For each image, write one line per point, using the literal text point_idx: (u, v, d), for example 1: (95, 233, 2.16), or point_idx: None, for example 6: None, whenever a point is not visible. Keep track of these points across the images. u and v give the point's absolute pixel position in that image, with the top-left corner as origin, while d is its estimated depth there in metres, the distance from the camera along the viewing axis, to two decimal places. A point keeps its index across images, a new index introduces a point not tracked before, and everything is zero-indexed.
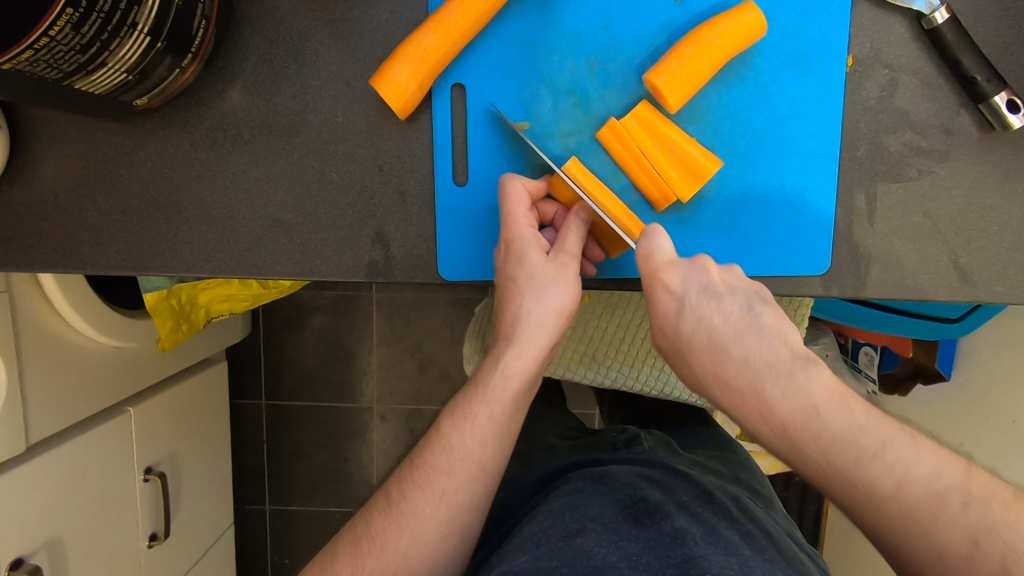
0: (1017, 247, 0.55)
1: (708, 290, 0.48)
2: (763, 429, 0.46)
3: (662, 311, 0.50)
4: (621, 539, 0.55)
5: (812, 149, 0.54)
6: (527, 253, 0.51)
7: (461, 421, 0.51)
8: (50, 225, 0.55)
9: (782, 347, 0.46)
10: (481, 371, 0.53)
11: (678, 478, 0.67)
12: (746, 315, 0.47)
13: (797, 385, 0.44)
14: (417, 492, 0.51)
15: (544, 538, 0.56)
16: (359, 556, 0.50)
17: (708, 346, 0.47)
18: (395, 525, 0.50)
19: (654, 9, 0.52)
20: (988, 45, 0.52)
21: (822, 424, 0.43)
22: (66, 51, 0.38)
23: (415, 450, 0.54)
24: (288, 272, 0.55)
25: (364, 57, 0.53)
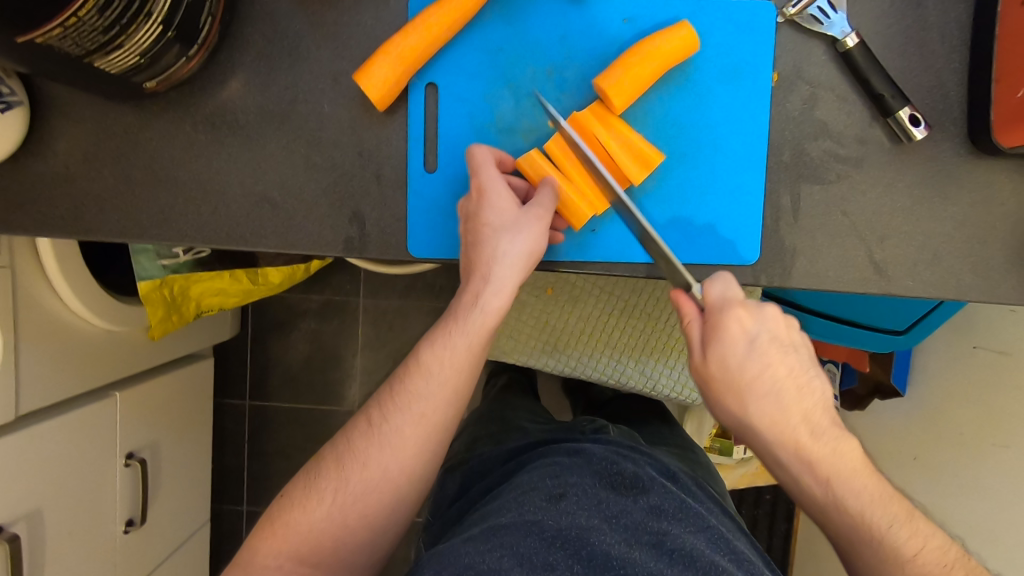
0: (926, 247, 0.62)
1: (777, 340, 0.55)
2: (789, 463, 0.55)
3: (729, 341, 0.54)
4: (601, 503, 0.62)
5: (743, 153, 0.61)
6: (497, 203, 0.57)
7: (442, 349, 0.58)
8: (58, 194, 0.61)
9: (824, 405, 0.55)
10: (459, 306, 0.58)
11: (643, 454, 0.75)
12: (804, 372, 0.55)
13: (840, 446, 0.55)
14: (396, 414, 0.58)
15: (529, 498, 0.63)
16: (341, 469, 0.58)
17: (770, 389, 0.54)
18: (376, 444, 0.58)
19: (605, 25, 0.60)
20: (895, 68, 0.60)
21: (843, 469, 0.54)
22: (90, 30, 0.45)
23: (394, 374, 0.61)
24: (272, 245, 0.62)
25: (350, 56, 0.61)
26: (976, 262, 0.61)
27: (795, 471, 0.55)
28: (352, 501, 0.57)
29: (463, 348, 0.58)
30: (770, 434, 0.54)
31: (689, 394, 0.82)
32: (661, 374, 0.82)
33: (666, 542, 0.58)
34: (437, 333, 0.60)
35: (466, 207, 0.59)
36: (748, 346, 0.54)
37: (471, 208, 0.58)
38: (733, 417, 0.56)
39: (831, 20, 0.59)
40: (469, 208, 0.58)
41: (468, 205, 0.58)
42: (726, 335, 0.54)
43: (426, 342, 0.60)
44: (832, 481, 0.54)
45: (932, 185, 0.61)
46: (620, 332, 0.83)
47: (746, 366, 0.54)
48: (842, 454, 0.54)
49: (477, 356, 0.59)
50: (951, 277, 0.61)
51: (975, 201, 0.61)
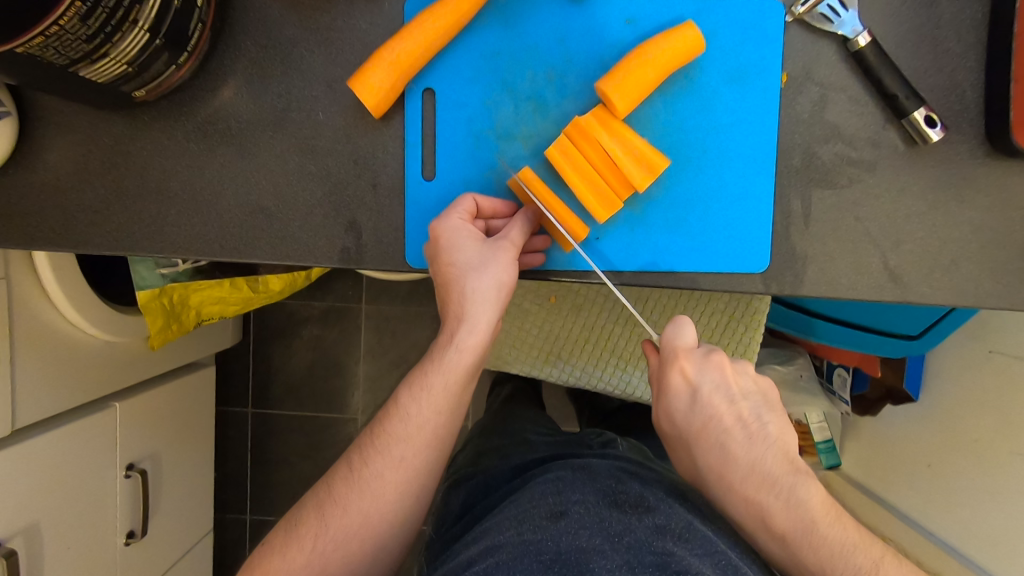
0: (942, 252, 0.59)
1: (723, 389, 0.55)
2: (741, 514, 0.56)
3: (673, 394, 0.56)
4: (603, 521, 0.60)
5: (751, 158, 0.59)
6: (460, 246, 0.56)
7: (420, 392, 0.59)
8: (49, 206, 0.60)
9: (779, 454, 0.55)
10: (437, 348, 0.59)
11: (650, 471, 0.72)
12: (755, 420, 0.56)
13: (795, 499, 0.54)
14: (377, 458, 0.59)
15: (528, 517, 0.61)
16: (322, 514, 0.58)
17: (716, 440, 0.55)
18: (357, 489, 0.58)
19: (607, 27, 0.58)
20: (908, 67, 0.58)
21: (803, 522, 0.54)
22: (74, 39, 0.43)
23: (376, 419, 0.62)
24: (267, 256, 0.60)
25: (344, 62, 0.59)
26: (995, 268, 0.59)
27: (749, 523, 0.56)
28: (333, 546, 0.57)
29: (439, 387, 0.58)
30: (720, 485, 0.56)
31: None
32: None
33: (670, 563, 0.54)
34: (413, 377, 0.60)
35: (431, 253, 0.57)
36: (691, 397, 0.55)
37: (434, 253, 0.57)
38: (690, 467, 0.58)
39: (842, 19, 0.57)
40: (434, 253, 0.57)
41: (433, 249, 0.56)
42: (670, 392, 0.56)
43: (405, 384, 0.61)
44: (789, 537, 0.54)
45: (949, 188, 0.59)
46: (625, 341, 0.81)
47: (690, 419, 0.55)
48: (799, 506, 0.54)
49: (457, 396, 0.59)
50: (970, 283, 0.59)
51: (994, 205, 0.59)
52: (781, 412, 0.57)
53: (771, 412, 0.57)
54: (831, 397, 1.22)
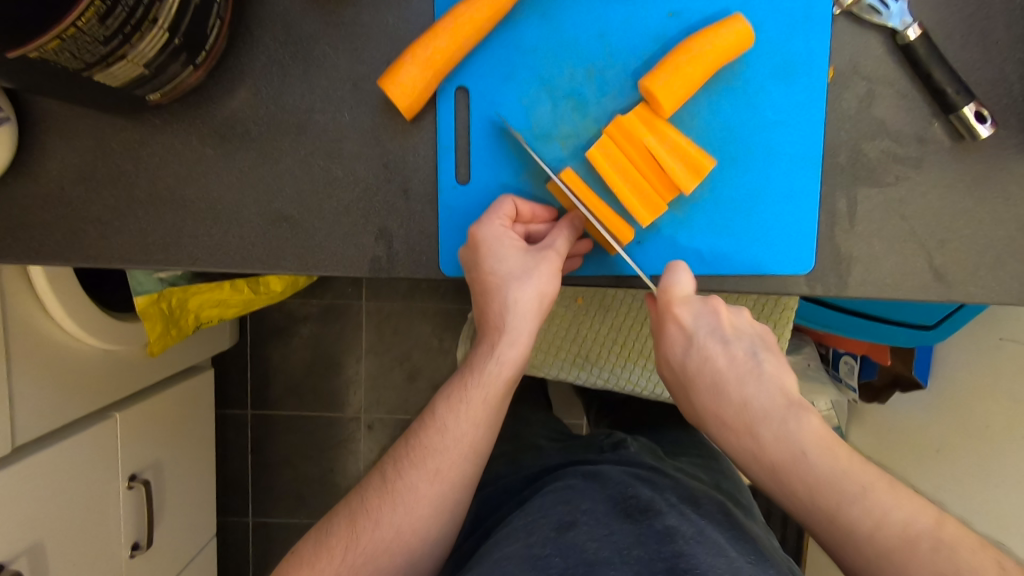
0: (987, 250, 0.58)
1: (717, 334, 0.52)
2: (735, 451, 0.51)
3: (670, 342, 0.54)
4: (612, 534, 0.57)
5: (797, 155, 0.57)
6: (501, 256, 0.53)
7: (457, 404, 0.56)
8: (53, 218, 0.56)
9: (778, 393, 0.50)
10: (474, 358, 0.57)
11: (665, 478, 0.71)
12: (751, 361, 0.52)
13: (787, 430, 0.49)
14: (411, 470, 0.55)
15: (537, 528, 0.59)
16: (354, 526, 0.54)
17: (709, 381, 0.52)
18: (390, 502, 0.55)
19: (650, 20, 0.55)
20: (957, 60, 0.56)
21: (795, 454, 0.48)
22: (91, 41, 0.39)
23: (409, 428, 0.59)
24: (292, 267, 0.57)
25: (371, 59, 0.55)
26: None
27: (744, 460, 0.51)
28: (363, 561, 0.53)
29: (474, 397, 0.55)
30: (717, 426, 0.52)
31: None
32: None
33: (680, 564, 0.53)
34: (449, 388, 0.58)
35: (468, 259, 0.54)
36: (686, 345, 0.53)
37: (472, 261, 0.54)
38: (694, 414, 0.55)
39: (891, 10, 0.54)
40: (471, 260, 0.54)
41: (471, 256, 0.54)
42: (666, 338, 0.54)
43: (441, 391, 0.59)
44: (780, 471, 0.49)
45: (994, 184, 0.58)
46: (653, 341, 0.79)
47: (686, 364, 0.53)
48: (790, 437, 0.49)
49: (497, 406, 0.56)
50: (1014, 281, 0.58)
51: None
52: (779, 354, 0.53)
53: (769, 354, 0.53)
54: (838, 385, 1.22)
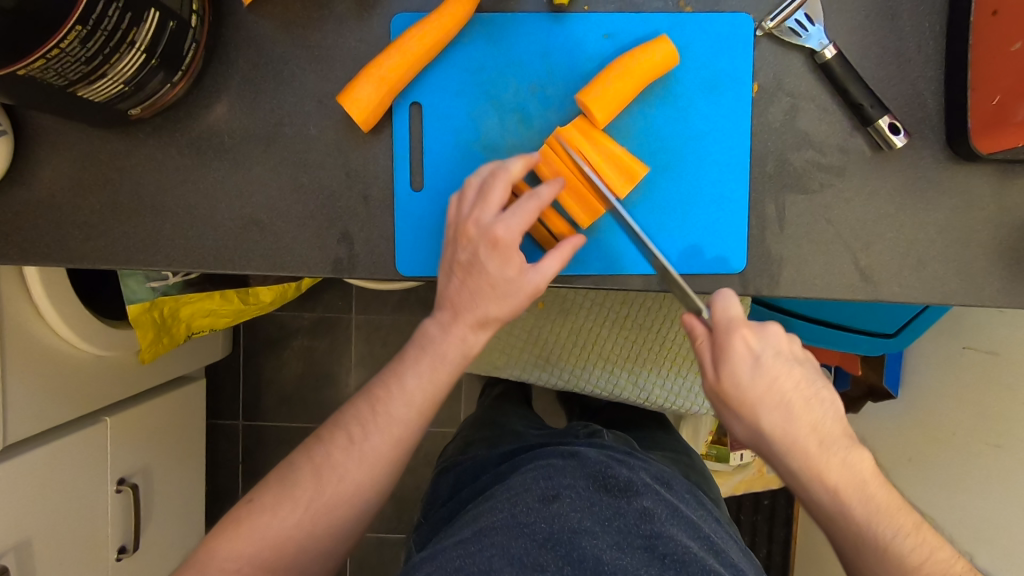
0: (910, 252, 0.62)
1: (782, 356, 0.53)
2: (801, 473, 0.53)
3: (735, 362, 0.52)
4: (594, 506, 0.62)
5: (726, 164, 0.62)
6: (506, 264, 0.56)
7: (421, 374, 0.60)
8: (44, 222, 0.61)
9: (838, 419, 0.54)
10: (437, 331, 0.59)
11: (637, 459, 0.75)
12: (812, 384, 0.53)
13: (850, 458, 0.53)
14: (374, 434, 0.60)
15: (521, 498, 0.62)
16: (317, 477, 0.59)
17: (780, 405, 0.52)
18: (353, 458, 0.59)
19: (587, 41, 0.61)
20: (872, 78, 0.61)
21: (856, 480, 0.53)
22: (73, 61, 0.45)
23: (368, 385, 0.62)
24: (262, 267, 0.62)
25: (335, 78, 0.61)
26: (959, 267, 0.62)
27: (806, 481, 0.54)
28: (324, 509, 0.58)
29: (438, 367, 0.59)
30: (782, 448, 0.53)
31: (688, 405, 0.82)
32: (654, 385, 0.82)
33: (658, 546, 0.58)
34: (413, 355, 0.60)
35: (474, 242, 0.56)
36: (754, 365, 0.52)
37: (478, 252, 0.55)
38: (748, 433, 0.55)
39: (809, 32, 0.60)
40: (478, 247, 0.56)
41: (478, 244, 0.55)
42: (732, 357, 0.53)
43: (406, 351, 0.61)
44: (843, 493, 0.53)
45: (914, 191, 0.62)
46: (611, 343, 0.83)
47: (754, 386, 0.52)
48: (854, 465, 0.53)
49: (453, 379, 0.61)
50: (937, 282, 0.62)
51: (957, 206, 0.62)
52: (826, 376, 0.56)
53: (821, 376, 0.55)
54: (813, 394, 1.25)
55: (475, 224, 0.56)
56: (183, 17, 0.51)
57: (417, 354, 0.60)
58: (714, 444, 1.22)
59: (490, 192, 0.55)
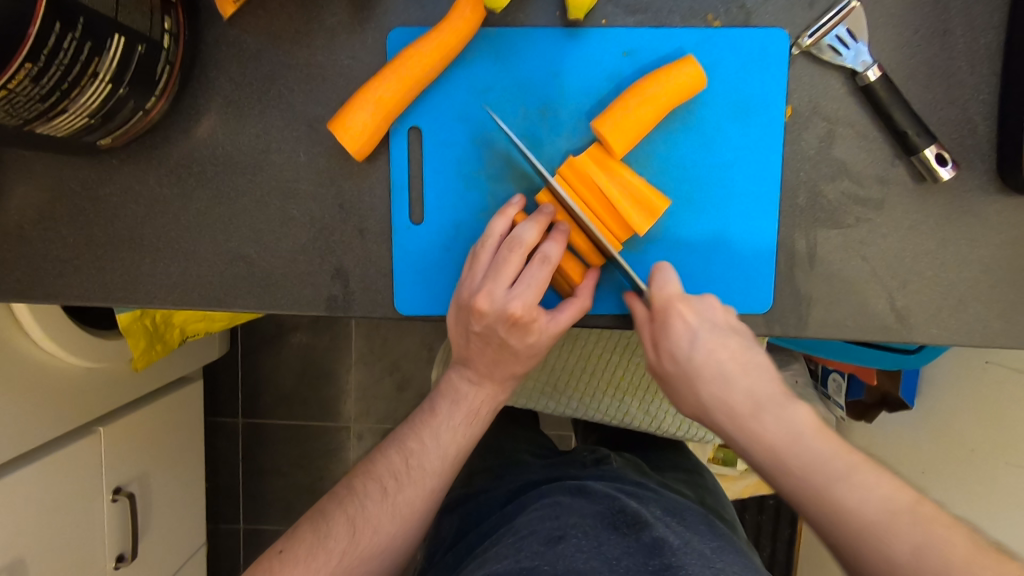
0: (951, 291, 0.57)
1: (716, 327, 0.52)
2: (740, 444, 0.49)
3: (669, 337, 0.52)
4: (602, 545, 0.55)
5: (754, 193, 0.57)
6: (528, 333, 0.53)
7: (452, 421, 0.58)
8: (14, 256, 0.56)
9: (777, 383, 0.50)
10: (459, 377, 0.58)
11: (649, 490, 0.68)
12: (749, 351, 0.51)
13: (786, 418, 0.48)
14: (408, 486, 0.56)
15: (526, 544, 0.56)
16: (353, 531, 0.54)
17: (714, 374, 0.51)
18: (385, 507, 0.56)
19: (604, 59, 0.55)
20: (919, 101, 0.56)
21: (811, 453, 0.47)
22: (26, 101, 0.40)
23: (397, 433, 0.60)
24: (249, 305, 0.57)
25: (326, 99, 0.55)
26: (1003, 307, 0.57)
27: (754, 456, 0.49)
28: (360, 563, 0.54)
29: (472, 423, 0.58)
30: (721, 419, 0.50)
31: (699, 433, 0.79)
32: (665, 414, 0.78)
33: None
34: (445, 408, 0.58)
35: (491, 319, 0.52)
36: (685, 339, 0.51)
37: (497, 326, 0.52)
38: (694, 410, 0.53)
39: (850, 51, 0.54)
40: (495, 323, 0.52)
41: (496, 322, 0.52)
42: (672, 332, 0.52)
43: (437, 403, 0.59)
44: (782, 461, 0.47)
45: (959, 224, 0.57)
46: (622, 370, 0.79)
47: (691, 358, 0.51)
48: (797, 431, 0.47)
49: (484, 430, 0.60)
50: (978, 322, 0.57)
51: (1004, 242, 0.56)
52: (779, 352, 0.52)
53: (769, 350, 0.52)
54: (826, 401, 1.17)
55: (489, 299, 0.51)
56: (154, 40, 0.46)
57: (448, 407, 0.58)
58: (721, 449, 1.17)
59: (499, 265, 0.52)
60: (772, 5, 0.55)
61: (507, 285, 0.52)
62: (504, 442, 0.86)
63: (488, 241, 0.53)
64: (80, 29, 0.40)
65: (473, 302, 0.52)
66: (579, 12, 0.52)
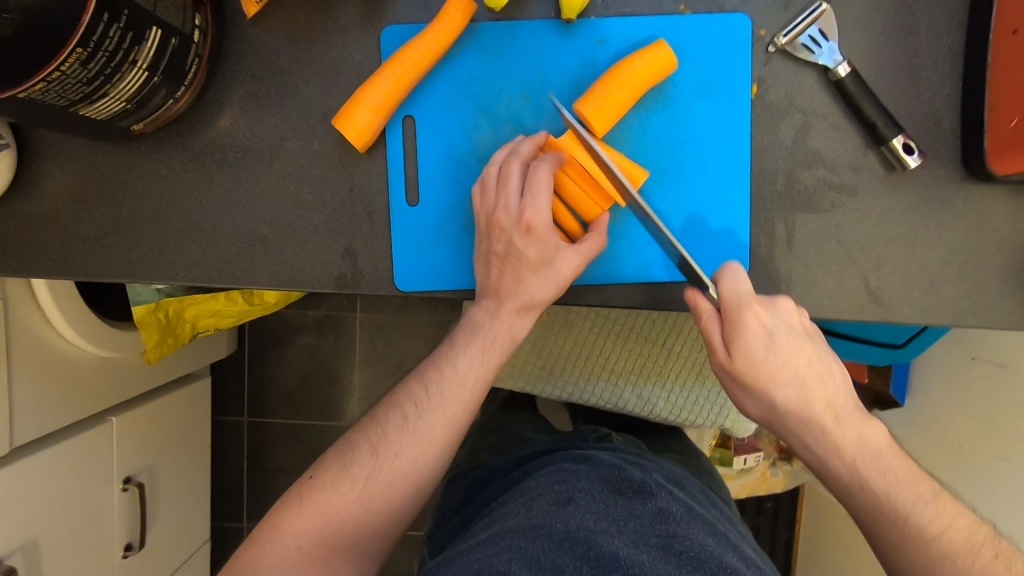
0: (921, 273, 0.61)
1: (794, 331, 0.54)
2: (818, 451, 0.54)
3: (746, 337, 0.53)
4: (609, 508, 0.59)
5: (725, 169, 0.61)
6: (544, 247, 0.58)
7: (472, 352, 0.61)
8: (48, 235, 0.61)
9: (849, 394, 0.54)
10: (476, 313, 0.61)
11: (651, 461, 0.72)
12: (824, 358, 0.54)
13: (865, 431, 0.54)
14: (428, 413, 0.59)
15: (536, 503, 0.60)
16: (375, 457, 0.58)
17: (792, 379, 0.53)
18: (408, 436, 0.59)
19: (581, 46, 0.60)
20: (887, 96, 0.60)
21: (871, 451, 0.53)
22: (74, 83, 0.45)
23: (420, 367, 0.63)
24: (264, 282, 0.61)
25: (339, 92, 0.60)
26: (972, 288, 0.60)
27: (821, 453, 0.54)
28: (383, 487, 0.58)
29: (489, 350, 0.61)
30: (800, 424, 0.54)
31: (691, 416, 0.82)
32: (657, 398, 0.82)
33: (674, 544, 0.55)
34: (463, 338, 0.62)
35: (508, 232, 0.57)
36: (765, 340, 0.53)
37: (513, 239, 0.57)
38: (762, 405, 0.56)
39: (822, 49, 0.59)
40: (512, 237, 0.57)
41: (512, 234, 0.57)
42: (746, 331, 0.53)
43: (455, 335, 0.62)
44: (859, 466, 0.54)
45: (927, 211, 0.60)
46: (615, 356, 0.83)
47: (767, 359, 0.53)
48: (868, 437, 0.53)
49: (504, 359, 0.62)
50: (948, 302, 0.61)
51: (970, 226, 0.60)
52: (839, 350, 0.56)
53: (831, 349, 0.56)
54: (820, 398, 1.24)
55: (506, 213, 0.57)
56: (186, 33, 0.51)
57: (466, 337, 0.62)
58: (716, 448, 1.11)
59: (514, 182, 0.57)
60: (750, 7, 0.60)
61: (520, 199, 0.57)
62: (503, 427, 0.89)
63: (513, 158, 0.57)
64: (124, 21, 0.44)
65: (493, 217, 0.58)
66: (571, 12, 0.57)
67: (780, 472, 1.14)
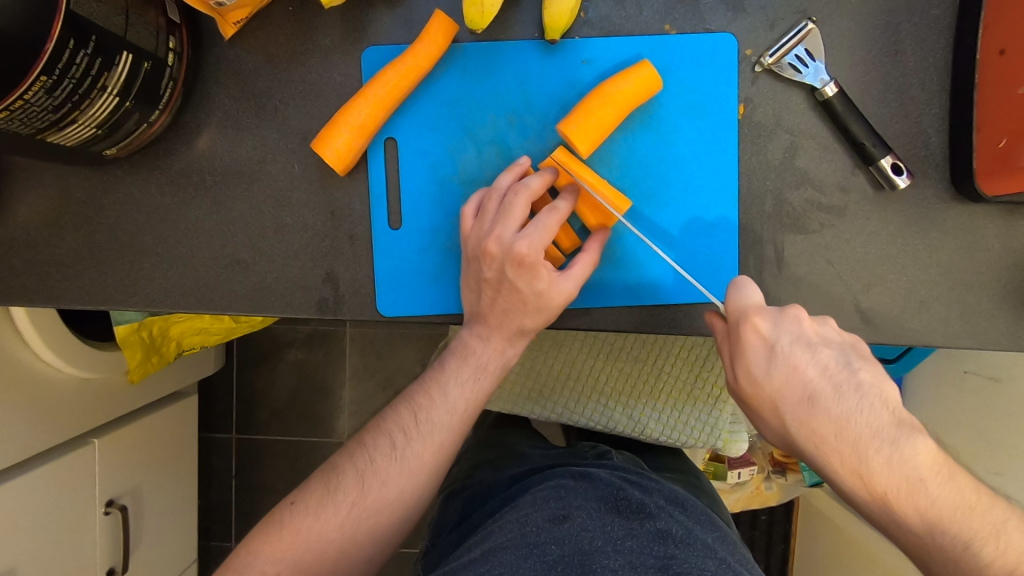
0: (912, 294, 0.60)
1: (802, 342, 0.52)
2: (850, 478, 0.52)
3: (751, 351, 0.53)
4: (606, 526, 0.58)
5: (714, 190, 0.61)
6: (536, 277, 0.56)
7: (462, 378, 0.60)
8: (20, 261, 0.59)
9: (883, 410, 0.51)
10: (462, 338, 0.61)
11: (652, 480, 0.70)
12: (844, 369, 0.52)
13: (899, 453, 0.51)
14: (416, 441, 0.59)
15: (532, 518, 0.59)
16: (361, 483, 0.58)
17: (803, 396, 0.52)
18: (395, 462, 0.59)
19: (566, 68, 0.59)
20: (874, 116, 0.59)
21: (909, 477, 0.51)
22: (40, 110, 0.43)
23: (408, 391, 0.63)
24: (243, 307, 0.60)
25: (320, 114, 0.59)
26: (964, 309, 0.60)
27: (850, 483, 0.52)
28: (367, 515, 0.58)
29: (480, 377, 0.60)
30: (810, 444, 0.52)
31: (683, 437, 0.80)
32: (648, 418, 0.80)
33: (672, 566, 0.53)
34: (453, 363, 0.61)
35: (500, 261, 0.56)
36: (768, 355, 0.52)
37: (505, 269, 0.56)
38: (777, 430, 0.54)
39: (808, 69, 0.58)
40: (503, 265, 0.56)
41: (504, 263, 0.56)
42: (748, 348, 0.53)
43: (445, 360, 0.61)
44: (890, 495, 0.51)
45: (918, 230, 0.60)
46: (606, 376, 0.81)
47: (771, 376, 0.52)
48: (904, 461, 0.50)
49: (494, 385, 0.61)
50: (940, 323, 0.60)
51: (960, 246, 0.59)
52: (871, 361, 0.53)
53: (863, 359, 0.53)
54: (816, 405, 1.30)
55: (497, 242, 0.56)
56: (159, 56, 0.50)
57: (457, 363, 0.61)
58: (709, 463, 1.10)
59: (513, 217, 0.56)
60: (736, 26, 0.59)
61: (515, 229, 0.56)
62: (492, 447, 0.87)
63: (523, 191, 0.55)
64: (92, 46, 0.43)
65: (483, 246, 0.56)
66: (553, 34, 0.56)
67: (774, 487, 1.13)
